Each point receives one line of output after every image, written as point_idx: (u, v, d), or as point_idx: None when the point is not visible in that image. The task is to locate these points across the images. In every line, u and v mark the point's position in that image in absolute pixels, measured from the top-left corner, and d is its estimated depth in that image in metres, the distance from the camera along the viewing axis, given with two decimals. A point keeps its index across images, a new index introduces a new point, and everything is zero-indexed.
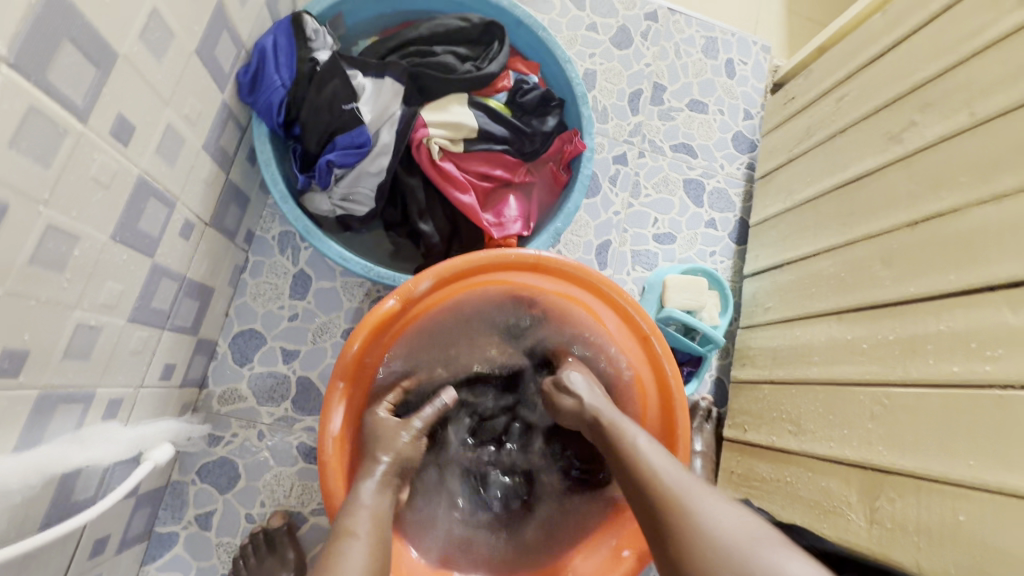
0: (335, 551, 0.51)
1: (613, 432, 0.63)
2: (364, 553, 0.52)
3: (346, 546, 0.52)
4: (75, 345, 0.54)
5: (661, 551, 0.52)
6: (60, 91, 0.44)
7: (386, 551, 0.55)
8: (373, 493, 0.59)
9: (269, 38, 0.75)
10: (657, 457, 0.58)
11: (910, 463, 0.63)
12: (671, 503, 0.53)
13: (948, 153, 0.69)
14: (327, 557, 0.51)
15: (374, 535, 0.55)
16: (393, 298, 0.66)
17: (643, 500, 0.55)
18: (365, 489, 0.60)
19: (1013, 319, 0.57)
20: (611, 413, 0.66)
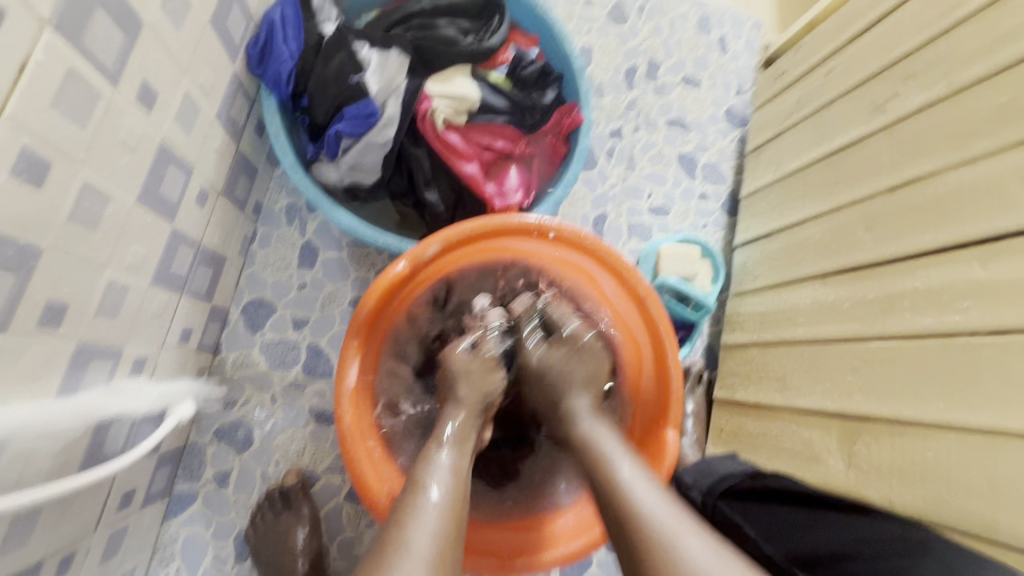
0: (411, 501, 0.54)
1: (593, 452, 0.60)
2: (440, 506, 0.54)
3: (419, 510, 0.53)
4: (106, 302, 0.57)
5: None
6: (94, 56, 0.47)
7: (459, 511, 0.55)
8: (450, 447, 0.61)
9: (278, 11, 0.78)
10: (643, 488, 0.55)
11: (886, 409, 0.68)
12: (657, 547, 0.50)
13: (927, 122, 0.73)
14: (405, 506, 0.54)
15: (448, 489, 0.56)
16: (403, 261, 0.69)
17: (624, 537, 0.53)
18: (444, 441, 0.62)
19: (981, 273, 0.62)
20: (591, 427, 0.63)
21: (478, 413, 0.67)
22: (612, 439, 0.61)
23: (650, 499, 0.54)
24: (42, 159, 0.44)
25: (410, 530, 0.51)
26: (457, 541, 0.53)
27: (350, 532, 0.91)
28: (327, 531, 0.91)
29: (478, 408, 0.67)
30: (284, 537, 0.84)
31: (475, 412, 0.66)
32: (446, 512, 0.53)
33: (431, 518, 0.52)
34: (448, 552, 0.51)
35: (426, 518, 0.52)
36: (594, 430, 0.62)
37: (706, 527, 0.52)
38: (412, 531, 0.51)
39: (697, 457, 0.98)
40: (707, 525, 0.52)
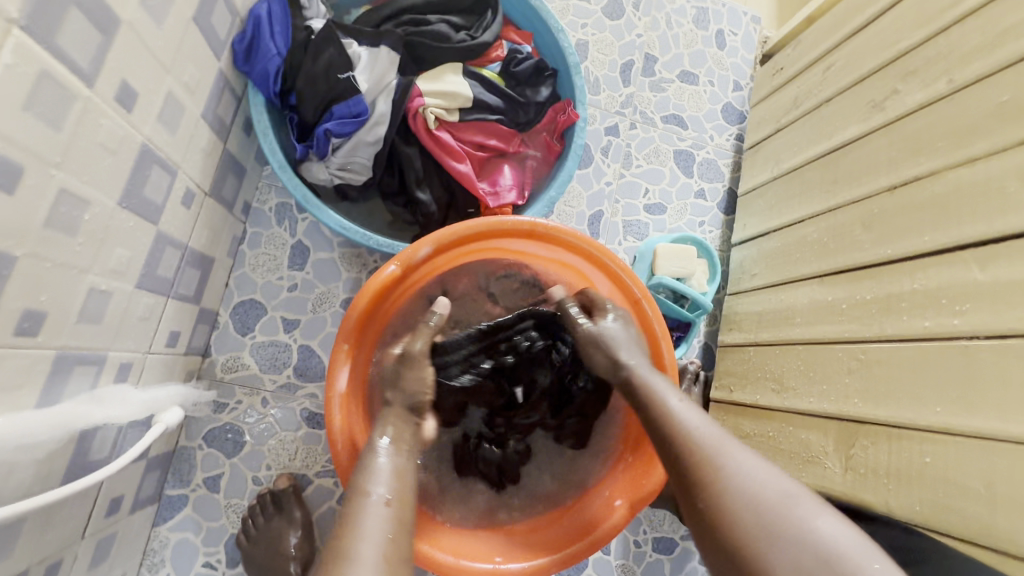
0: (355, 508, 0.54)
1: (640, 387, 0.64)
2: (383, 511, 0.55)
3: (363, 507, 0.54)
4: (89, 309, 0.56)
5: (694, 511, 0.54)
6: (69, 56, 0.45)
7: (404, 513, 0.56)
8: (387, 452, 0.61)
9: (264, 5, 0.75)
10: (692, 413, 0.59)
11: (884, 414, 0.67)
12: (707, 466, 0.54)
13: (926, 119, 0.72)
14: (348, 516, 0.53)
15: (395, 493, 0.57)
16: (394, 264, 0.68)
17: (675, 461, 0.57)
18: (377, 450, 0.61)
19: (981, 275, 0.61)
20: (638, 365, 0.66)
21: (407, 416, 0.67)
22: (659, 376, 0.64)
23: (701, 427, 0.57)
24: (15, 164, 0.42)
25: (352, 536, 0.51)
26: (403, 551, 0.53)
27: None
28: (320, 535, 0.90)
29: (405, 407, 0.67)
30: (277, 541, 0.84)
31: (405, 412, 0.67)
32: (388, 520, 0.54)
33: (374, 524, 0.53)
34: (393, 558, 0.51)
35: (368, 523, 0.53)
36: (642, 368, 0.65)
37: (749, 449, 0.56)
38: (357, 543, 0.51)
39: None
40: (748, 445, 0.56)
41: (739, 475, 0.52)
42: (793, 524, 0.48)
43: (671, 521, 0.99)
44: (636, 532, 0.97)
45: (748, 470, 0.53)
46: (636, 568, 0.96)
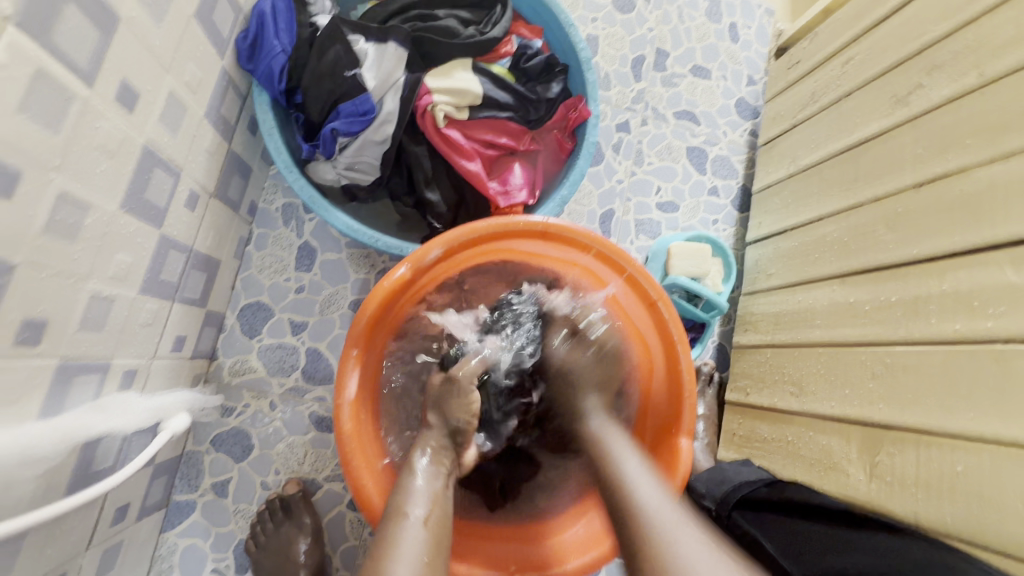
0: (393, 531, 0.53)
1: (603, 452, 0.64)
2: (421, 531, 0.54)
3: (401, 529, 0.53)
4: (90, 316, 0.54)
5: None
6: (64, 55, 0.43)
7: (442, 536, 0.55)
8: (425, 473, 0.60)
9: (268, 2, 0.73)
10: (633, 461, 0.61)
11: (910, 420, 0.65)
12: (660, 552, 0.51)
13: (955, 114, 0.69)
14: (385, 537, 0.53)
15: (429, 513, 0.56)
16: (404, 266, 0.66)
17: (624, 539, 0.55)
18: (417, 467, 0.61)
19: (1016, 276, 0.58)
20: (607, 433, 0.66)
21: (444, 442, 0.66)
22: (621, 443, 0.64)
23: (652, 502, 0.56)
24: (10, 168, 0.41)
25: (390, 558, 0.51)
26: (438, 570, 0.52)
27: (353, 540, 0.89)
28: (329, 540, 0.89)
29: (445, 435, 0.66)
30: (286, 547, 0.82)
31: (444, 435, 0.66)
32: (424, 541, 0.53)
33: (411, 544, 0.52)
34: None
35: (405, 545, 0.52)
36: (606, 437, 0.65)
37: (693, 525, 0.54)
38: (395, 565, 0.50)
39: (709, 463, 0.95)
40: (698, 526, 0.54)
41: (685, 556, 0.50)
42: None
43: None
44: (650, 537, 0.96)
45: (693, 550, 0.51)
46: None
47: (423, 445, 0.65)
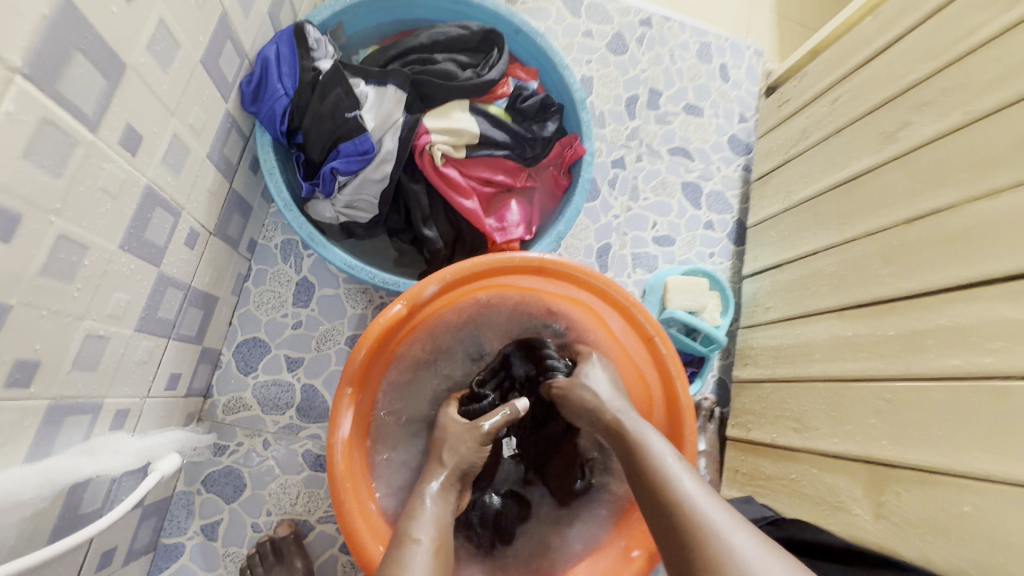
0: (402, 554, 0.53)
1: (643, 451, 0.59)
2: (429, 557, 0.53)
3: (409, 553, 0.53)
4: (85, 356, 0.54)
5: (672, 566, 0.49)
6: (69, 101, 0.44)
7: (448, 560, 0.55)
8: (435, 499, 0.62)
9: (272, 49, 0.74)
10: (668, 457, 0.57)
11: (914, 458, 0.63)
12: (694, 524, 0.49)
13: (941, 153, 0.70)
14: (394, 558, 0.53)
15: (437, 540, 0.56)
16: (400, 303, 0.66)
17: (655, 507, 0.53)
18: (428, 494, 0.62)
19: (1012, 311, 0.57)
20: (634, 424, 0.63)
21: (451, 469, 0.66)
22: (659, 439, 0.60)
23: (695, 495, 0.52)
24: (10, 212, 0.41)
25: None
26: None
27: None
28: None
29: (457, 470, 0.66)
30: None
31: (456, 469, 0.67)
32: (433, 568, 0.53)
33: (421, 567, 0.52)
34: None
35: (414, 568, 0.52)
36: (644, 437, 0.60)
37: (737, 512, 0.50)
38: None
39: None
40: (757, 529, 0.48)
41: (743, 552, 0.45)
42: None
43: None
44: None
45: (701, 498, 0.51)
46: None
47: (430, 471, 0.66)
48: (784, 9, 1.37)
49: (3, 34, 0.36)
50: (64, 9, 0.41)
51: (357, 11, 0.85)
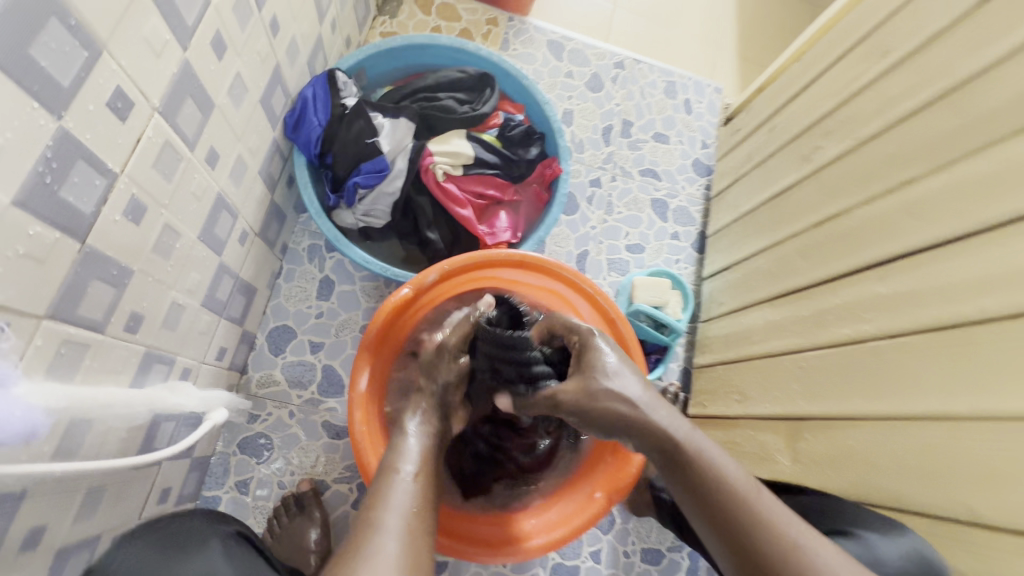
0: (386, 485, 0.59)
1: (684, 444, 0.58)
2: (408, 487, 0.59)
3: (392, 485, 0.59)
4: (169, 318, 0.71)
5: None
6: (182, 130, 0.62)
7: (429, 491, 0.61)
8: (417, 435, 0.68)
9: (310, 90, 0.93)
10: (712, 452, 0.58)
11: (817, 409, 0.78)
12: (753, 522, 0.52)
13: (839, 169, 0.87)
14: (380, 489, 0.59)
15: (418, 473, 0.62)
16: (407, 287, 0.85)
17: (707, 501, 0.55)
18: (410, 430, 0.69)
19: (882, 287, 0.73)
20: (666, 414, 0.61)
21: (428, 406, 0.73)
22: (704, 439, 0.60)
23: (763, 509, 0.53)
24: (144, 205, 0.59)
25: (381, 509, 0.56)
26: (426, 518, 0.58)
27: None
28: (335, 537, 1.00)
29: (435, 405, 0.74)
30: (299, 538, 0.93)
31: (434, 403, 0.74)
32: (414, 507, 0.57)
33: (401, 498, 0.58)
34: (416, 531, 0.55)
35: (394, 498, 0.57)
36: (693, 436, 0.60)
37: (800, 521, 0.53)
38: (384, 515, 0.55)
39: None
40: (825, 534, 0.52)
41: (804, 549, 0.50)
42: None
43: (657, 532, 1.12)
44: (625, 543, 1.11)
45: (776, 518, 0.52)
46: None
47: (414, 406, 0.73)
48: (743, 53, 1.58)
49: (151, 86, 0.55)
50: (184, 66, 0.59)
51: (376, 59, 1.06)
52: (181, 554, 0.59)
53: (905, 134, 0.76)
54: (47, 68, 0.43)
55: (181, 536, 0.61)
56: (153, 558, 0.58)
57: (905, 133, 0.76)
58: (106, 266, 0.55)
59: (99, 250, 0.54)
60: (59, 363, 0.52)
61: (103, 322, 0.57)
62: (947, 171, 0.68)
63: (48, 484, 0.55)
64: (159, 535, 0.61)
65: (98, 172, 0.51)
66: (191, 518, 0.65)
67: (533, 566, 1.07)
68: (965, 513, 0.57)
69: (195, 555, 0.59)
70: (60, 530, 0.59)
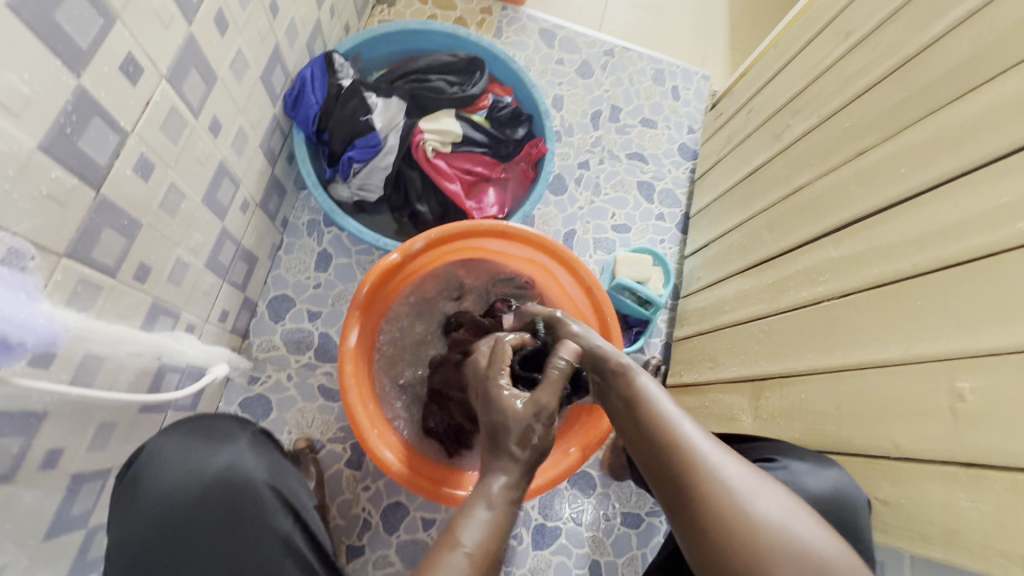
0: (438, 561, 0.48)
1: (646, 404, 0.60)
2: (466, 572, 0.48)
3: (446, 560, 0.48)
4: (174, 274, 0.78)
5: (686, 529, 0.50)
6: (186, 97, 0.69)
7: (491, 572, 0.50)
8: (500, 496, 0.54)
9: (308, 70, 0.99)
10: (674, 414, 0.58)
11: (776, 368, 0.83)
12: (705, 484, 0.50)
13: (805, 144, 0.92)
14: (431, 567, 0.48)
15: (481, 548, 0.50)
16: (395, 253, 0.89)
17: (664, 466, 0.54)
18: (490, 491, 0.54)
19: (836, 252, 0.77)
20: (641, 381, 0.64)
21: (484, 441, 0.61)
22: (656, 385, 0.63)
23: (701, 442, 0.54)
24: (151, 163, 0.65)
25: None
26: None
27: (348, 493, 1.06)
28: (330, 491, 1.06)
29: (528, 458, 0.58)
30: None
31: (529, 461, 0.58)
32: None
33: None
34: None
35: None
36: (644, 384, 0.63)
37: (749, 466, 0.53)
38: None
39: None
40: (780, 485, 0.51)
41: (761, 512, 0.48)
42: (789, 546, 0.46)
43: (637, 497, 1.17)
44: (606, 507, 1.16)
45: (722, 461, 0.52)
46: (605, 538, 1.14)
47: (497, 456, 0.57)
48: (732, 42, 1.63)
49: (159, 55, 0.61)
50: (189, 39, 0.66)
51: (372, 43, 1.12)
52: (217, 440, 0.69)
53: (862, 108, 0.81)
54: (69, 30, 0.49)
55: (212, 428, 0.71)
56: (187, 440, 0.68)
57: (862, 108, 0.81)
58: (117, 216, 0.62)
59: (112, 200, 0.60)
60: (76, 299, 0.59)
61: (114, 267, 0.64)
62: (895, 140, 0.73)
63: (65, 407, 0.61)
64: (192, 429, 0.70)
65: (112, 128, 0.57)
66: (219, 415, 0.74)
67: (517, 525, 1.12)
68: (891, 449, 0.62)
69: (227, 443, 0.70)
70: (75, 456, 0.66)
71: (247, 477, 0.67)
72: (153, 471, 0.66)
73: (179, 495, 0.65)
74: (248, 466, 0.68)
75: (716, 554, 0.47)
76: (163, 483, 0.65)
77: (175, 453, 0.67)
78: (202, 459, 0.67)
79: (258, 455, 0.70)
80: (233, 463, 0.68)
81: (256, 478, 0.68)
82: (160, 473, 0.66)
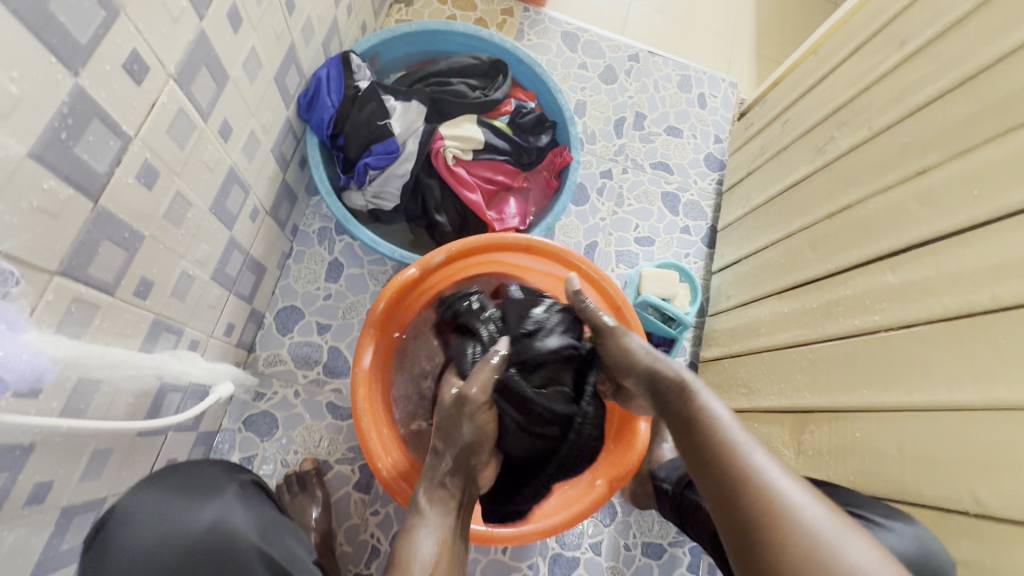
0: None
1: (696, 410, 0.60)
2: None
3: None
4: (178, 288, 0.72)
5: (746, 566, 0.49)
6: (195, 98, 0.63)
7: None
8: (429, 532, 0.64)
9: (324, 70, 0.94)
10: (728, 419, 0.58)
11: (823, 400, 0.77)
12: (762, 491, 0.50)
13: (855, 159, 0.85)
14: None
15: None
16: (413, 267, 0.84)
17: (717, 472, 0.54)
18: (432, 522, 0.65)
19: (893, 277, 0.72)
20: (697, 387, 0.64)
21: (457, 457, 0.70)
22: (719, 404, 0.60)
23: (789, 487, 0.50)
24: (155, 170, 0.60)
25: None
26: None
27: (356, 518, 1.00)
28: (336, 516, 1.00)
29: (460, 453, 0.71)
30: (300, 515, 0.94)
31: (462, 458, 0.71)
32: None
33: None
34: None
35: None
36: (704, 402, 0.60)
37: (830, 505, 0.50)
38: None
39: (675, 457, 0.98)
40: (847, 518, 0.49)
41: (821, 527, 0.47)
42: (844, 556, 0.45)
43: (660, 525, 1.11)
44: (626, 537, 1.09)
45: (821, 516, 0.48)
46: (626, 570, 1.07)
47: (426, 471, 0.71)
48: (760, 47, 1.57)
49: (167, 52, 0.56)
50: (199, 36, 0.60)
51: (391, 44, 1.06)
52: (201, 495, 0.65)
53: (924, 121, 0.75)
54: (67, 24, 0.44)
55: (195, 480, 0.67)
56: (169, 493, 0.64)
57: (924, 121, 0.75)
58: (118, 228, 0.56)
59: (113, 211, 0.55)
60: (69, 320, 0.53)
61: (113, 283, 0.58)
62: (965, 158, 0.67)
63: (54, 437, 0.56)
64: (172, 481, 0.66)
65: (113, 133, 0.52)
66: (201, 463, 0.71)
67: (532, 555, 1.06)
68: (971, 504, 0.57)
69: (213, 498, 0.65)
70: (65, 489, 0.60)
71: (236, 534, 0.63)
72: (126, 534, 0.60)
73: (155, 559, 0.59)
74: (237, 520, 0.64)
75: (774, 560, 0.46)
76: (134, 550, 0.59)
77: (150, 509, 0.62)
78: (187, 513, 0.62)
79: (247, 512, 0.66)
80: (221, 519, 0.63)
81: (246, 537, 0.63)
82: (139, 527, 0.60)
